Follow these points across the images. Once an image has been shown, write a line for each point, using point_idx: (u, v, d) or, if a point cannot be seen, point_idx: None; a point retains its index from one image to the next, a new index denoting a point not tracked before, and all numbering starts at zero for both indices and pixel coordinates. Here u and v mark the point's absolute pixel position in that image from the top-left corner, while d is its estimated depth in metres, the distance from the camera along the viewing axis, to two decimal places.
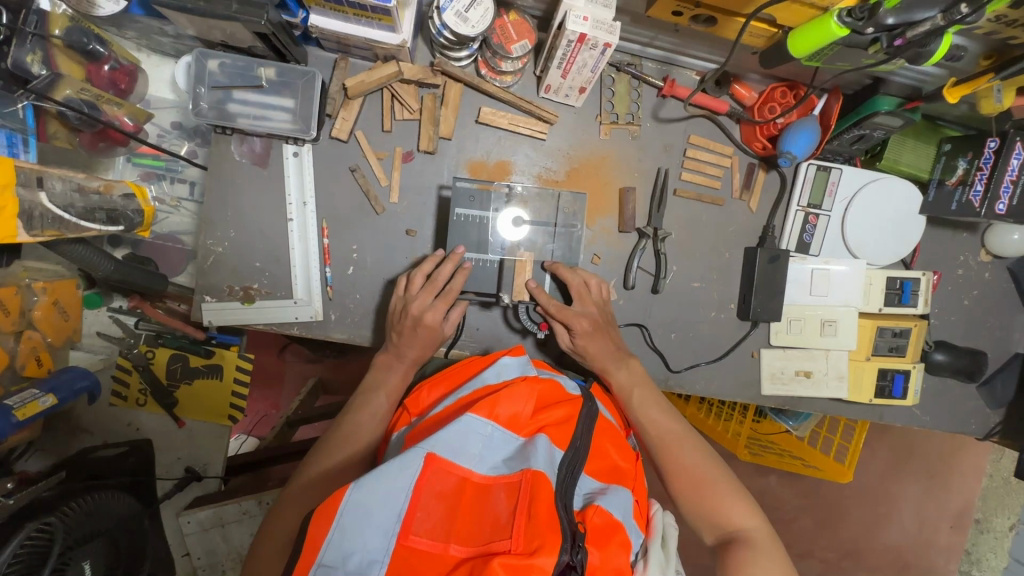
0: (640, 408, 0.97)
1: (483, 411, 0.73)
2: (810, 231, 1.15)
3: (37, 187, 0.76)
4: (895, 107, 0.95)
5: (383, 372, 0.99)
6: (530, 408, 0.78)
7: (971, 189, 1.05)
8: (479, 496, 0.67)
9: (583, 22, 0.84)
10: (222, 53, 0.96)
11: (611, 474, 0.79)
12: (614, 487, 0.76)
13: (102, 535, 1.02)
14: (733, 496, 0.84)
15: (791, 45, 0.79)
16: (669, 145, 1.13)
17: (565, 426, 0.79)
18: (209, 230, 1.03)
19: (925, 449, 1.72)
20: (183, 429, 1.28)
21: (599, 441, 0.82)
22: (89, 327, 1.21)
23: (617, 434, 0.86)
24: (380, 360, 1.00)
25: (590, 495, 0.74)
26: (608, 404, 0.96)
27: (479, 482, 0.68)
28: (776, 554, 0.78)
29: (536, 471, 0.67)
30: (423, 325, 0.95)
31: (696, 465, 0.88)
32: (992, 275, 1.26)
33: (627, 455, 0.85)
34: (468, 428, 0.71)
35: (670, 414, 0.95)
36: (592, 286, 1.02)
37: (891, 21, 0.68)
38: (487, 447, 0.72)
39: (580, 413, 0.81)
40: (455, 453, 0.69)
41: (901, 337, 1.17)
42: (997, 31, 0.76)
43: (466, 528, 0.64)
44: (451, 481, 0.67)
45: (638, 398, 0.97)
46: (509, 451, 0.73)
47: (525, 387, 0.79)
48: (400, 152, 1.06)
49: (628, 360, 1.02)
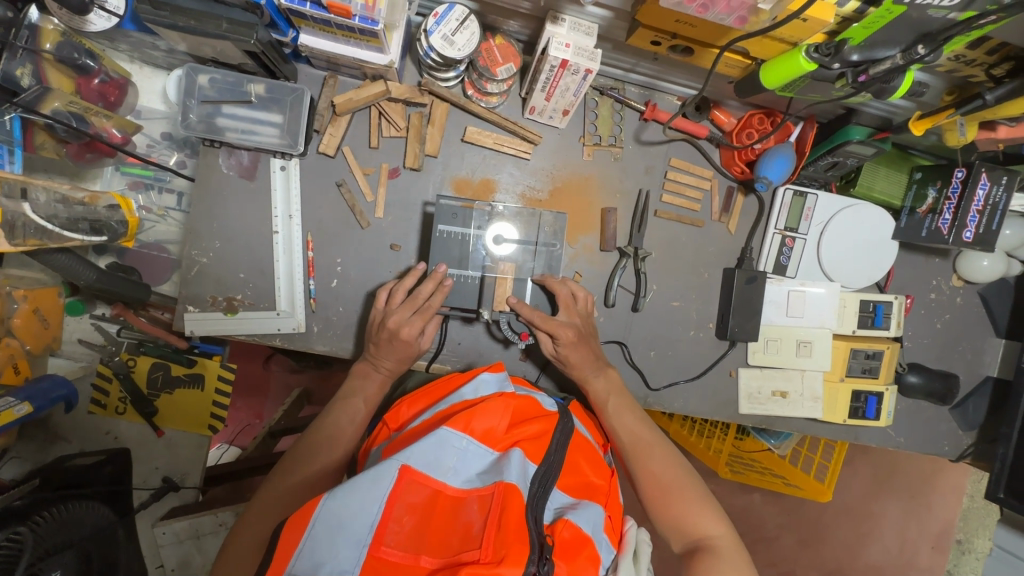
0: (614, 415, 0.98)
1: (459, 424, 0.74)
2: (787, 253, 1.17)
3: (20, 198, 0.79)
4: (866, 137, 0.98)
5: (360, 382, 0.99)
6: (505, 423, 0.79)
7: (940, 217, 1.08)
8: (452, 509, 0.68)
9: (565, 48, 0.87)
10: (213, 69, 0.98)
11: (583, 489, 0.80)
12: (585, 503, 0.77)
13: (73, 547, 1.03)
14: (701, 503, 0.84)
15: (763, 76, 0.82)
16: (651, 168, 1.16)
17: (540, 441, 0.80)
18: (195, 240, 1.04)
19: (903, 469, 1.74)
20: (162, 438, 1.27)
21: (573, 458, 0.83)
22: (70, 335, 1.19)
23: (592, 451, 0.87)
24: (357, 368, 1.01)
25: (560, 510, 0.74)
26: (584, 417, 0.96)
27: (453, 495, 0.69)
28: (741, 563, 0.78)
29: (509, 484, 0.68)
30: (399, 338, 0.96)
31: (665, 472, 0.88)
32: (963, 300, 1.29)
33: (601, 470, 0.85)
34: (443, 441, 0.72)
35: (644, 423, 0.96)
36: (579, 298, 1.04)
37: (855, 58, 0.73)
38: (462, 460, 0.72)
39: (556, 428, 0.82)
40: (429, 465, 0.69)
41: (874, 359, 1.19)
42: (957, 69, 0.80)
43: (438, 541, 0.65)
44: (425, 494, 0.68)
45: (613, 406, 0.99)
46: (484, 465, 0.74)
47: (500, 403, 0.80)
48: (386, 168, 1.08)
49: (605, 368, 1.03)
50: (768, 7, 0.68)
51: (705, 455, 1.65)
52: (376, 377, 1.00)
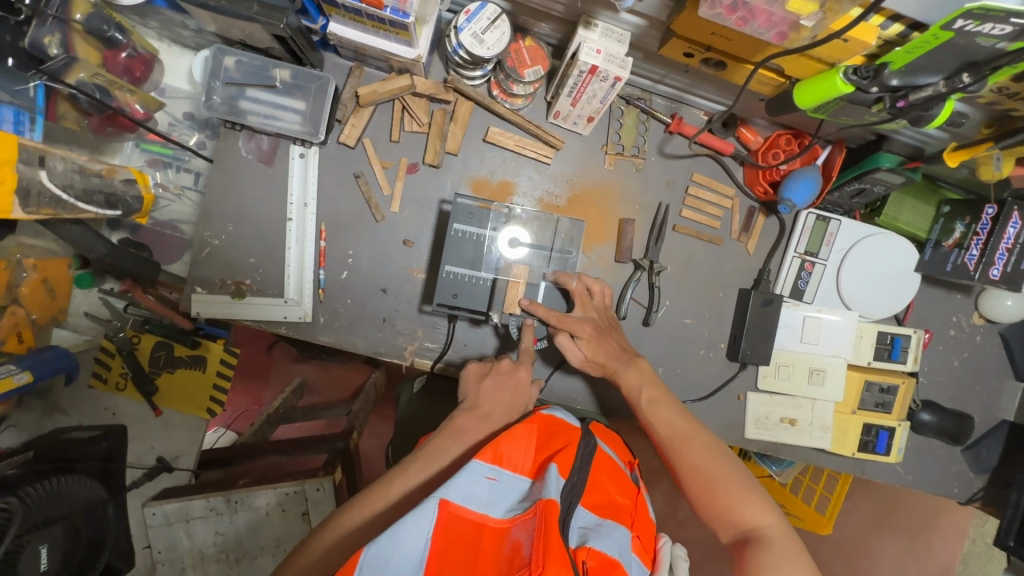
0: (650, 407, 0.93)
1: (488, 457, 0.76)
2: (805, 278, 1.15)
3: (37, 165, 0.77)
4: (895, 165, 0.97)
5: (451, 442, 0.84)
6: (531, 452, 0.80)
7: (966, 252, 1.06)
8: (497, 537, 0.68)
9: (596, 54, 0.86)
10: (240, 51, 0.97)
11: (607, 507, 0.78)
12: (610, 523, 0.75)
13: (62, 520, 1.03)
14: (747, 494, 0.80)
15: (797, 95, 0.80)
16: (673, 181, 1.14)
17: (567, 454, 0.79)
18: (208, 222, 1.03)
19: (907, 507, 1.69)
20: (160, 417, 1.27)
21: (597, 476, 0.81)
22: (77, 308, 1.18)
23: (616, 469, 0.86)
24: (448, 430, 0.86)
25: (584, 531, 0.72)
26: (606, 437, 0.93)
27: (495, 525, 0.69)
28: (795, 554, 0.74)
29: (550, 499, 0.68)
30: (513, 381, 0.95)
31: (708, 463, 0.84)
32: (983, 339, 1.26)
33: (625, 489, 0.83)
34: (476, 474, 0.73)
35: (680, 412, 0.92)
36: (594, 293, 1.01)
37: (895, 83, 0.70)
38: (497, 491, 0.73)
39: (578, 443, 0.82)
40: (467, 498, 0.70)
41: (888, 393, 1.16)
42: (998, 101, 0.77)
43: (489, 571, 0.64)
44: (467, 525, 0.68)
45: (647, 398, 0.94)
46: (520, 493, 0.74)
47: (523, 429, 0.82)
48: (405, 162, 1.07)
49: (637, 359, 0.99)
50: (810, 24, 0.66)
51: None
52: (467, 440, 0.86)
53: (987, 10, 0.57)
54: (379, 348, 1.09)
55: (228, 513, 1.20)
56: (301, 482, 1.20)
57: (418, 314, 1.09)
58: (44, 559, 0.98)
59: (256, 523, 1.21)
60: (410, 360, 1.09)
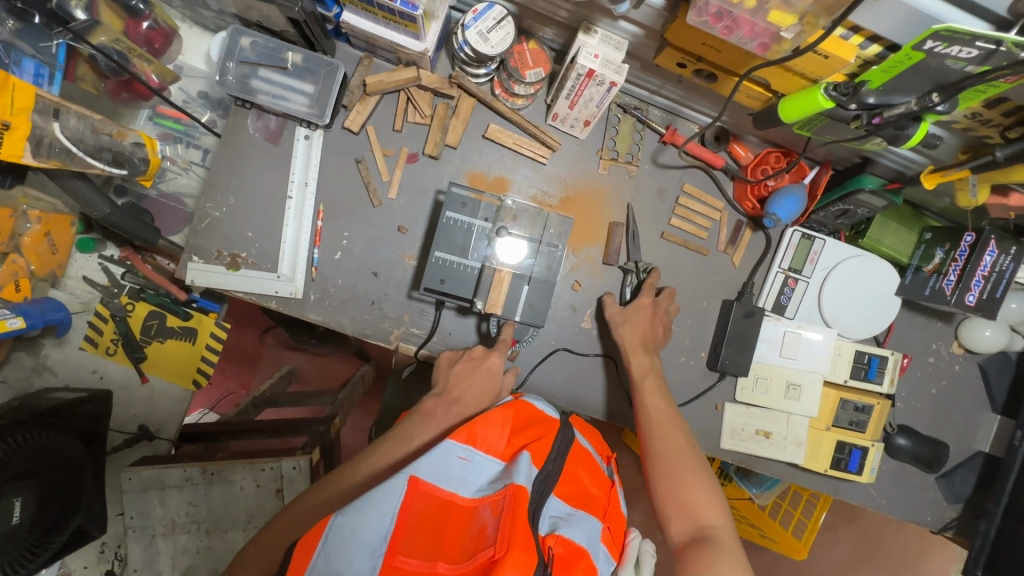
0: (648, 394, 0.98)
1: (462, 437, 0.78)
2: (787, 294, 1.18)
3: (52, 118, 0.82)
4: (878, 187, 1.00)
5: (419, 425, 0.86)
6: (505, 435, 0.81)
7: (945, 278, 1.08)
8: (464, 516, 0.69)
9: (593, 58, 0.90)
10: (257, 33, 1.02)
11: (581, 498, 0.80)
12: (581, 514, 0.77)
13: (32, 477, 1.03)
14: (705, 490, 0.83)
15: (781, 109, 0.84)
16: (664, 191, 1.18)
17: (541, 444, 0.80)
18: (211, 194, 1.07)
19: (889, 543, 1.64)
20: (146, 385, 1.29)
21: (573, 467, 0.84)
22: (76, 270, 1.22)
23: (591, 462, 0.89)
24: (423, 408, 0.89)
25: (555, 520, 0.73)
26: (585, 431, 0.97)
27: (463, 504, 0.70)
28: (739, 559, 0.75)
29: (519, 485, 0.69)
30: (486, 366, 0.97)
31: (680, 450, 0.87)
32: (962, 368, 1.28)
33: (599, 482, 0.87)
34: (447, 453, 0.74)
35: (672, 408, 0.96)
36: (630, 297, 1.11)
37: (872, 100, 0.74)
38: (468, 471, 0.74)
39: (555, 435, 0.84)
40: (437, 477, 0.72)
41: (863, 412, 1.18)
42: (973, 127, 0.81)
43: (453, 548, 0.65)
44: (435, 504, 0.69)
45: (648, 385, 0.99)
46: (492, 474, 0.75)
47: (498, 414, 0.83)
48: (405, 152, 1.10)
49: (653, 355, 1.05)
50: (790, 36, 0.70)
51: None
52: (437, 424, 0.87)
53: (954, 33, 0.61)
54: (366, 330, 1.11)
55: (203, 484, 1.20)
56: (278, 459, 1.21)
57: (407, 299, 1.12)
58: (16, 512, 1.02)
59: (229, 497, 1.22)
60: (395, 344, 1.11)
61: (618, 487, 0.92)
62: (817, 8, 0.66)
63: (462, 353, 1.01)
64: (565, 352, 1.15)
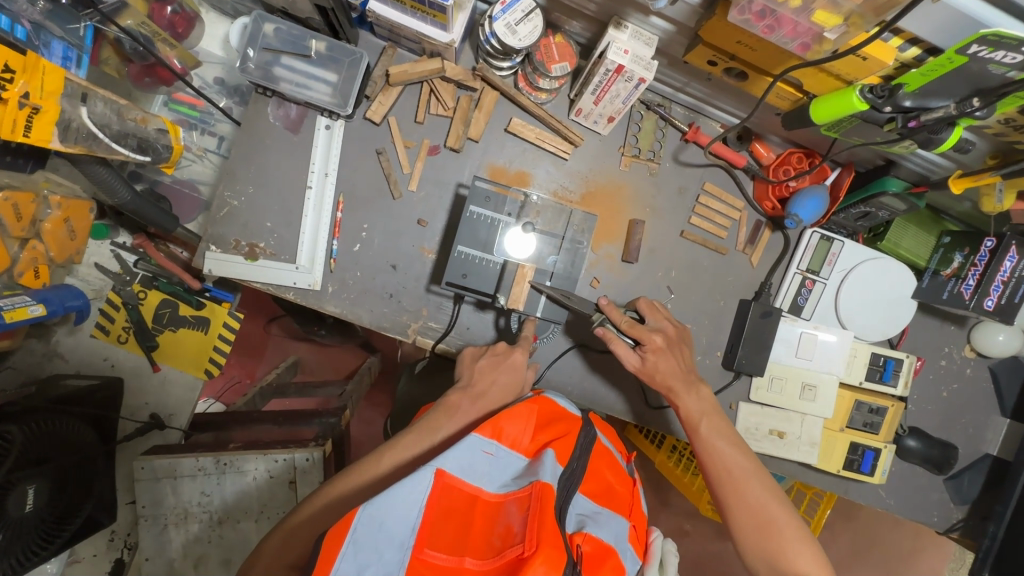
0: (707, 437, 0.94)
1: (487, 431, 0.77)
2: (805, 295, 1.18)
3: (79, 102, 0.80)
4: (902, 190, 1.01)
5: (444, 418, 0.86)
6: (529, 430, 0.81)
7: (964, 282, 1.09)
8: (491, 512, 0.69)
9: (623, 54, 0.89)
10: (280, 20, 1.01)
11: (605, 495, 0.81)
12: (607, 512, 0.78)
13: (51, 463, 1.01)
14: (798, 541, 0.85)
15: (813, 110, 0.84)
16: (684, 188, 1.17)
17: (565, 442, 0.80)
18: (230, 182, 1.05)
19: (884, 543, 1.65)
20: (157, 374, 1.28)
21: (597, 465, 0.84)
22: (89, 257, 1.21)
23: (613, 459, 0.89)
24: (447, 403, 0.89)
25: (581, 518, 0.74)
26: (605, 429, 0.98)
27: (489, 499, 0.70)
28: None
29: (545, 483, 0.69)
30: (511, 362, 0.97)
31: (760, 500, 0.88)
32: (973, 372, 1.29)
33: (622, 479, 0.88)
34: (474, 448, 0.74)
35: (739, 448, 0.93)
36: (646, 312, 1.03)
37: (908, 103, 0.74)
38: (493, 466, 0.74)
39: (579, 432, 0.84)
40: (464, 471, 0.71)
41: (876, 414, 1.19)
42: (1005, 133, 0.81)
43: (480, 544, 0.65)
44: (461, 498, 0.69)
45: (705, 428, 0.95)
46: (516, 470, 0.75)
47: (523, 408, 0.82)
48: (427, 144, 1.09)
49: (697, 385, 0.99)
50: (833, 37, 0.70)
51: (693, 494, 1.43)
52: (462, 418, 0.87)
53: (1002, 38, 0.61)
54: (384, 323, 1.10)
55: (216, 474, 1.20)
56: (292, 451, 1.20)
57: (425, 293, 1.11)
58: (30, 500, 0.98)
59: (242, 487, 1.21)
60: (413, 338, 1.10)
61: (638, 486, 0.93)
62: (864, 9, 0.65)
63: (485, 349, 1.01)
64: (582, 349, 1.15)
